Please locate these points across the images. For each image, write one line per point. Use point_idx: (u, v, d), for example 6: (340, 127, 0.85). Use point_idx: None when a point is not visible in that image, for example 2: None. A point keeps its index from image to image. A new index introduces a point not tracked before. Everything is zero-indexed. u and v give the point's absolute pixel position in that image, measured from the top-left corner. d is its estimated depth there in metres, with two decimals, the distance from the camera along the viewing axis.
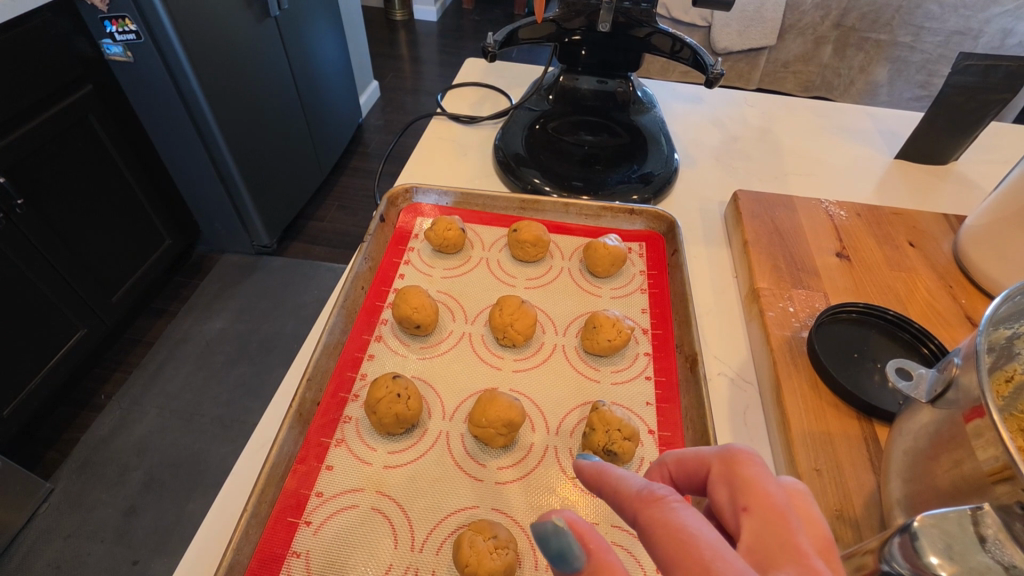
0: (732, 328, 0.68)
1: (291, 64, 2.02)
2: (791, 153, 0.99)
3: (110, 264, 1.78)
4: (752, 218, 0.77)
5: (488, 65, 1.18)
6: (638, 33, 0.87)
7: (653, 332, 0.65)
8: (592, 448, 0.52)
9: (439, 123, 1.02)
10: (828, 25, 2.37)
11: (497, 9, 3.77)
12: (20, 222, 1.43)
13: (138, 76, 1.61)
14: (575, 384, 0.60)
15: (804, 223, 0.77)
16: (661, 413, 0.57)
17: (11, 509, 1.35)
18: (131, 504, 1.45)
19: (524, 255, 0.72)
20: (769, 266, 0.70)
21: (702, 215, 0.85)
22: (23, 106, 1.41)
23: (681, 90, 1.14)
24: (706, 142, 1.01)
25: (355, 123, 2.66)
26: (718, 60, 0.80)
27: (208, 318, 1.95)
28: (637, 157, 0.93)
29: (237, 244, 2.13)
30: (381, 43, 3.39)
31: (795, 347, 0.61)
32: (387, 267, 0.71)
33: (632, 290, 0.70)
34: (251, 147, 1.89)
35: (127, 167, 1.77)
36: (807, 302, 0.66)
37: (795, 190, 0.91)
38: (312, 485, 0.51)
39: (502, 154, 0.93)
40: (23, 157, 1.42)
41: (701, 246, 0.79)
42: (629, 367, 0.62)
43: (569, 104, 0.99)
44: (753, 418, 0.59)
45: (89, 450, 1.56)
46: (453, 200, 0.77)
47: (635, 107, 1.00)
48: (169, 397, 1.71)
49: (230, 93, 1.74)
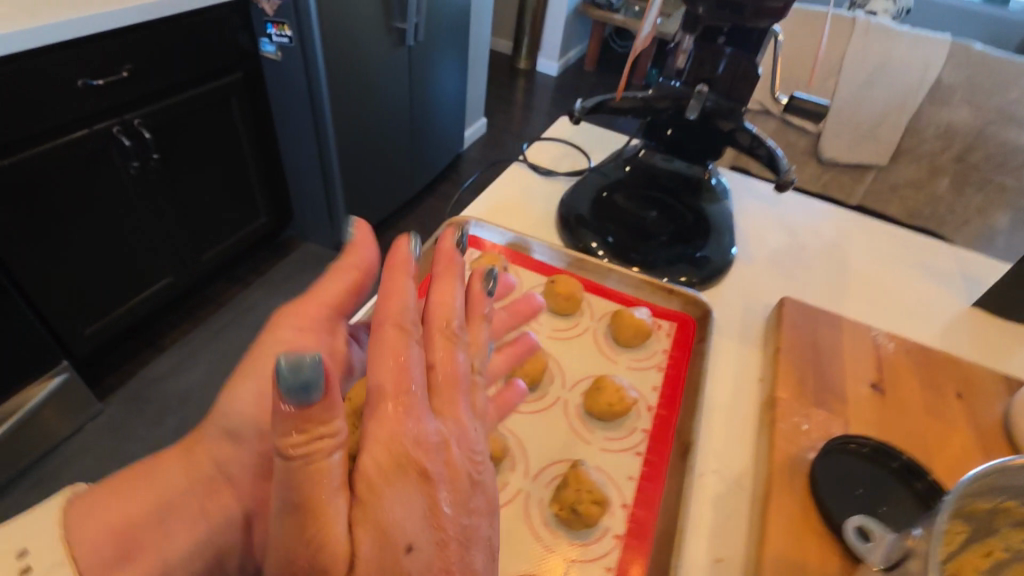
0: (739, 431, 0.66)
1: (411, 88, 2.32)
2: (857, 275, 0.96)
3: (213, 227, 2.01)
4: (791, 326, 0.75)
5: (578, 126, 1.26)
6: (723, 126, 0.93)
7: (656, 412, 0.65)
8: (560, 503, 0.53)
9: (517, 168, 1.10)
10: (949, 156, 2.21)
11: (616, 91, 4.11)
12: (150, 173, 1.68)
13: (281, 73, 1.92)
14: (565, 440, 0.62)
15: (845, 345, 0.74)
16: (640, 490, 0.57)
17: (64, 418, 1.58)
18: (160, 443, 1.65)
19: (555, 306, 0.75)
20: (793, 378, 0.68)
21: (745, 314, 0.84)
22: (180, 80, 1.68)
23: (759, 189, 1.14)
24: (771, 244, 1.00)
25: (452, 151, 2.95)
26: (793, 166, 0.82)
27: (274, 294, 2.17)
28: (694, 242, 0.94)
29: (320, 235, 2.39)
30: (498, 98, 3.83)
31: (797, 466, 0.59)
32: (428, 285, 0.76)
33: (648, 366, 0.71)
34: (355, 147, 2.14)
35: (247, 143, 2.01)
36: (824, 425, 0.63)
37: (850, 312, 0.88)
38: None
39: (566, 210, 0.98)
40: (169, 120, 1.68)
41: (733, 343, 0.79)
42: (624, 438, 0.62)
43: (642, 177, 1.03)
44: (735, 524, 0.58)
45: (143, 383, 1.80)
46: (508, 240, 0.82)
47: (706, 194, 1.02)
48: (220, 355, 1.93)
49: (338, 104, 1.96)
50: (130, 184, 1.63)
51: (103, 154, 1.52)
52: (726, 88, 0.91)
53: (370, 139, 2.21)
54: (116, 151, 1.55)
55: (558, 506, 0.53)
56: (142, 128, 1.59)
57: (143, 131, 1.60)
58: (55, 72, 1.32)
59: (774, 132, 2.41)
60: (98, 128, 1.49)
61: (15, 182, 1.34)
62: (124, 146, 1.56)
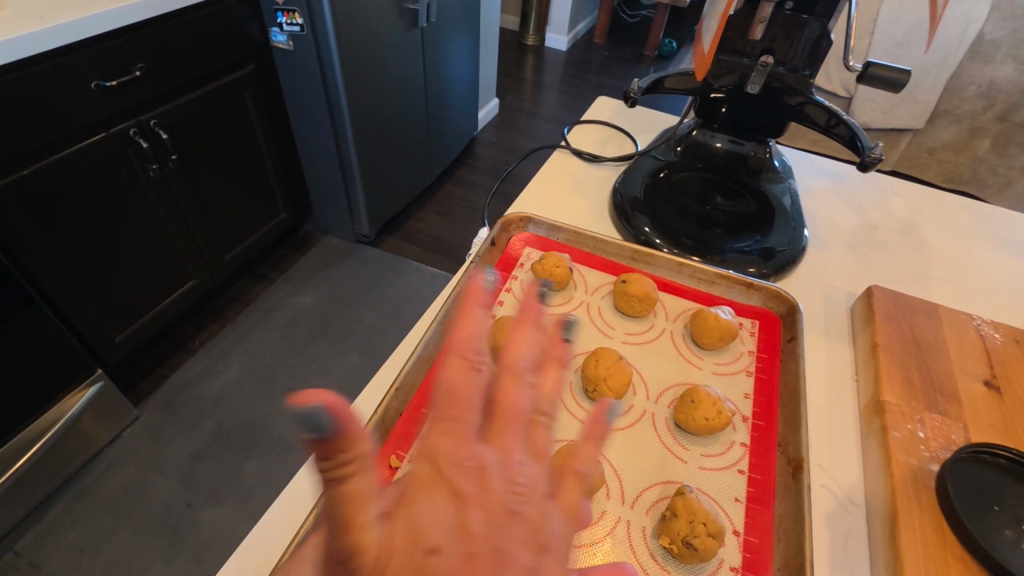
0: (843, 440, 0.62)
1: (425, 72, 2.23)
2: (938, 256, 0.89)
3: (234, 226, 1.97)
4: (886, 319, 0.69)
5: (619, 106, 1.18)
6: (790, 100, 0.83)
7: (754, 423, 0.59)
8: (670, 535, 0.48)
9: (561, 155, 1.03)
10: (990, 116, 2.06)
11: (629, 64, 3.97)
12: (169, 175, 1.63)
13: (294, 63, 1.84)
14: (658, 458, 0.57)
15: (948, 337, 0.68)
16: (750, 514, 0.52)
17: (103, 427, 1.56)
18: (198, 448, 1.64)
19: (628, 309, 0.69)
20: (899, 378, 0.63)
21: (825, 306, 0.78)
22: (194, 77, 1.62)
23: (820, 165, 1.07)
24: (841, 226, 0.93)
25: (467, 135, 2.86)
26: (878, 144, 0.75)
27: (299, 291, 2.14)
28: (760, 227, 0.87)
29: (340, 228, 2.34)
30: (507, 77, 3.72)
31: (921, 481, 0.54)
32: (488, 291, 0.71)
33: (737, 370, 0.65)
34: (373, 137, 2.07)
35: (264, 139, 1.95)
36: (942, 431, 0.58)
37: (938, 298, 0.82)
38: None
39: (619, 198, 0.92)
40: (184, 120, 1.63)
41: (820, 339, 0.73)
42: (722, 454, 0.57)
43: (698, 159, 0.96)
44: (855, 546, 0.53)
45: (176, 388, 1.78)
46: (568, 237, 0.77)
47: (767, 175, 0.94)
48: (250, 356, 1.90)
49: (354, 94, 1.89)
50: (150, 188, 1.58)
51: (121, 157, 1.48)
52: (793, 58, 0.80)
53: (386, 128, 2.13)
54: (133, 154, 1.50)
55: (668, 539, 0.48)
56: (158, 129, 1.54)
57: (159, 133, 1.55)
58: (68, 74, 1.26)
59: None
60: (115, 131, 1.44)
61: (36, 190, 1.29)
62: (141, 149, 1.51)
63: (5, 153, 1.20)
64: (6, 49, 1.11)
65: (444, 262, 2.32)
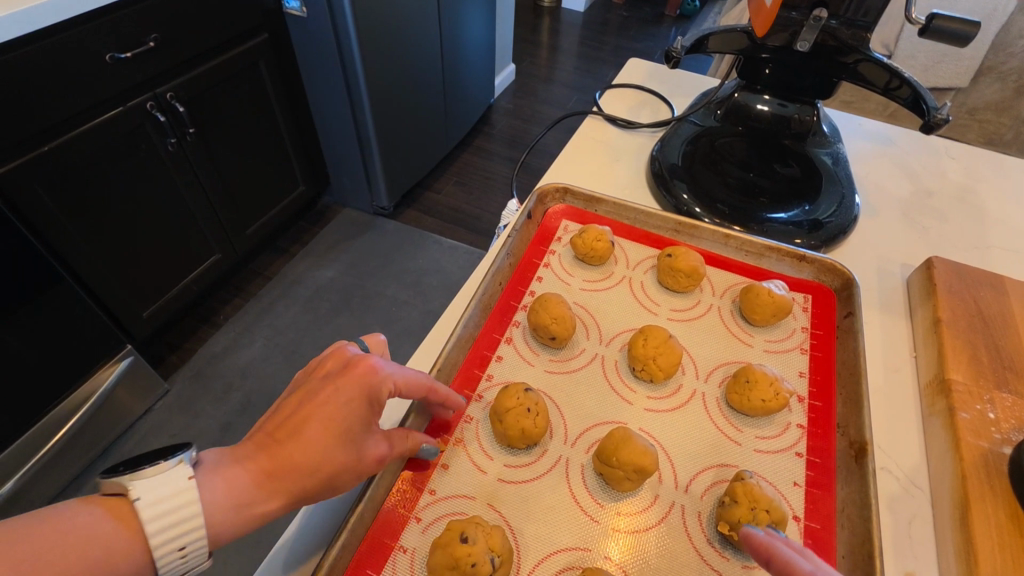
0: (905, 420, 0.59)
1: (441, 37, 2.16)
2: (999, 224, 0.84)
3: (253, 200, 1.95)
4: (950, 294, 0.65)
5: (652, 69, 1.12)
6: (846, 58, 0.77)
7: (811, 403, 0.57)
8: (728, 521, 0.46)
9: (594, 122, 0.99)
10: None
11: (649, 24, 3.82)
12: (188, 149, 1.61)
13: (309, 31, 1.78)
14: (712, 439, 0.55)
15: (1017, 312, 0.64)
16: (810, 500, 0.50)
17: (137, 399, 1.59)
18: (228, 419, 1.66)
19: (673, 284, 0.66)
20: (966, 355, 0.59)
21: (880, 278, 0.74)
22: (208, 47, 1.58)
23: (868, 128, 1.01)
24: (894, 193, 0.88)
25: (483, 103, 2.79)
26: (946, 104, 0.69)
27: (320, 265, 2.13)
28: (809, 195, 0.83)
29: (359, 201, 2.31)
30: (523, 41, 3.60)
31: (994, 465, 0.51)
32: (526, 267, 0.68)
33: (790, 347, 0.62)
34: (389, 106, 2.02)
35: (280, 111, 1.92)
36: (1013, 411, 0.55)
37: (1000, 268, 0.77)
38: (426, 482, 0.49)
39: (657, 165, 0.88)
40: (200, 92, 1.60)
41: (875, 315, 0.69)
42: (778, 436, 0.55)
43: (740, 124, 0.91)
44: (921, 532, 0.51)
45: (204, 362, 1.80)
46: (605, 207, 0.73)
47: (814, 139, 0.89)
48: (275, 330, 1.91)
49: (371, 61, 1.83)
50: (170, 163, 1.57)
51: (140, 131, 1.46)
52: (848, 11, 0.72)
53: (402, 97, 2.07)
54: (151, 128, 1.48)
55: (727, 525, 0.47)
56: (175, 102, 1.51)
57: (176, 106, 1.52)
58: (82, 46, 1.23)
59: None
60: (133, 105, 1.41)
61: (58, 166, 1.28)
62: (159, 122, 1.49)
63: (25, 129, 1.19)
64: (20, 22, 1.08)
65: (464, 234, 2.28)
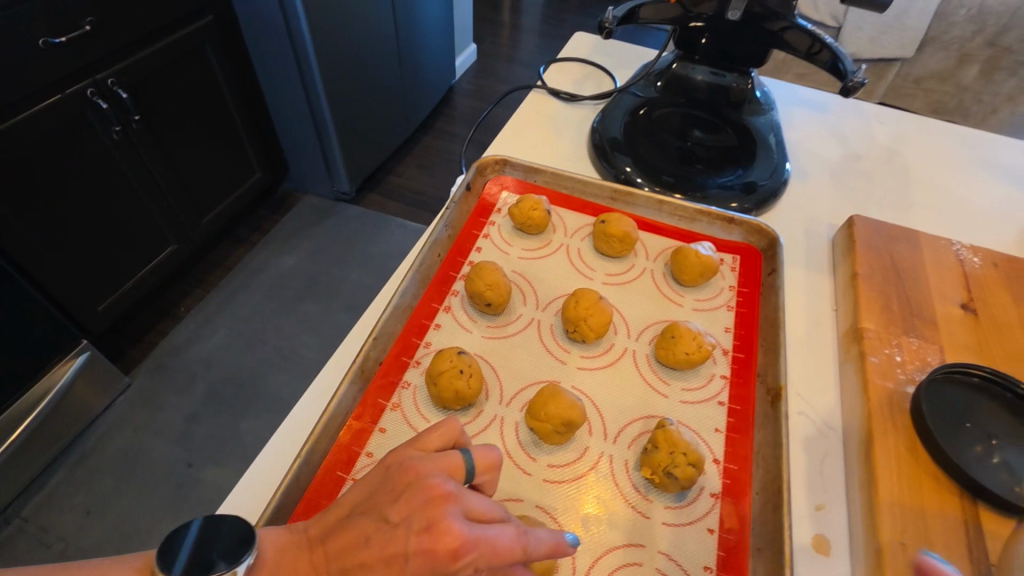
0: (823, 367, 0.62)
1: (396, 16, 2.12)
2: (922, 183, 0.88)
3: (208, 188, 1.90)
4: (867, 249, 0.69)
5: (597, 42, 1.13)
6: (772, 26, 0.79)
7: (734, 355, 0.60)
8: (651, 466, 0.49)
9: (538, 96, 1.00)
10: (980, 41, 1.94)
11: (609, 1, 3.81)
12: (135, 136, 1.56)
13: (256, 11, 1.74)
14: (641, 393, 0.57)
15: (928, 263, 0.68)
16: (730, 443, 0.53)
17: (96, 394, 1.56)
18: (193, 411, 1.64)
19: (608, 249, 0.68)
20: (878, 305, 0.63)
21: (806, 237, 0.78)
22: (150, 29, 1.52)
23: (803, 95, 1.04)
24: (824, 158, 0.91)
25: (444, 84, 2.76)
26: (861, 68, 0.72)
27: (282, 253, 2.10)
28: (742, 161, 0.85)
29: (320, 186, 2.28)
30: (483, 20, 3.56)
31: (896, 402, 0.55)
32: (466, 238, 0.69)
33: (718, 305, 0.65)
34: (345, 88, 1.99)
35: (231, 96, 1.87)
36: (918, 354, 0.59)
37: (920, 226, 0.81)
38: (364, 444, 0.51)
39: (598, 137, 0.89)
40: (144, 77, 1.54)
41: (800, 272, 0.73)
42: (702, 387, 0.58)
43: (678, 94, 0.93)
44: (832, 468, 0.55)
45: (165, 354, 1.77)
46: (543, 177, 0.74)
47: (750, 107, 0.92)
48: (237, 320, 1.88)
49: (323, 42, 1.79)
50: (116, 152, 1.52)
51: (81, 119, 1.40)
52: None
53: (358, 78, 2.04)
54: (94, 116, 1.43)
55: (649, 470, 0.49)
56: (117, 88, 1.46)
57: (119, 92, 1.47)
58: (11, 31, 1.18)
59: None
60: (71, 92, 1.36)
61: None
62: (102, 110, 1.44)
63: None
64: None
65: (428, 217, 2.28)
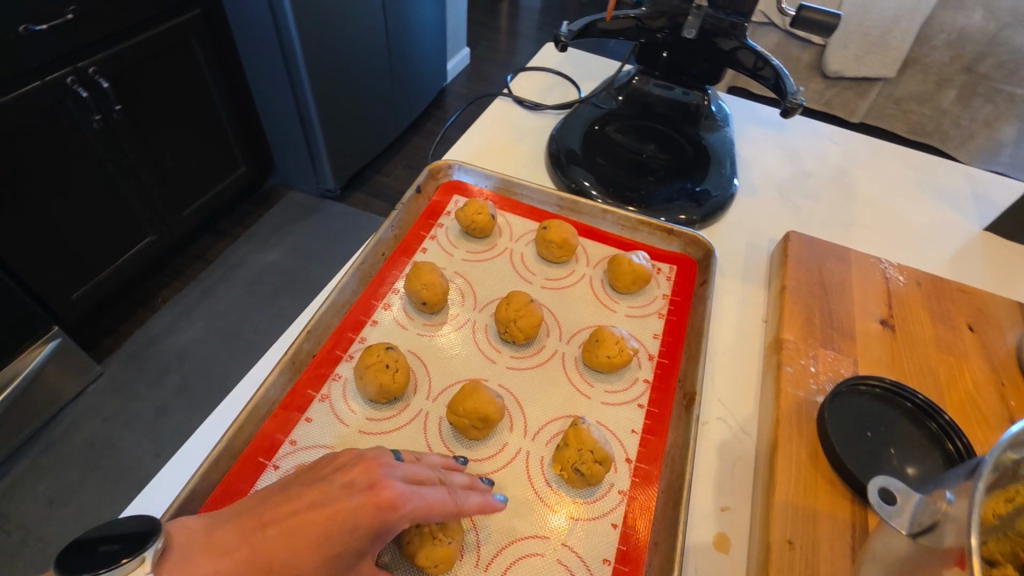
0: (746, 375, 0.65)
1: (386, 18, 2.15)
2: (866, 204, 0.91)
3: (190, 180, 1.92)
4: (798, 264, 0.71)
5: (567, 53, 1.16)
6: (723, 44, 0.82)
7: (659, 361, 0.62)
8: (562, 462, 0.52)
9: (503, 104, 1.02)
10: (957, 66, 1.99)
11: None
12: (115, 126, 1.58)
13: (244, 8, 1.76)
14: (565, 393, 0.59)
15: (854, 279, 0.70)
16: (644, 444, 0.56)
17: (67, 381, 1.57)
18: (164, 402, 1.65)
19: (548, 254, 0.70)
20: (800, 317, 0.65)
21: (747, 251, 0.81)
22: (134, 21, 1.54)
23: (762, 113, 1.07)
24: (775, 175, 0.94)
25: (435, 86, 2.79)
26: (800, 89, 0.75)
27: (264, 248, 2.11)
28: (693, 175, 0.88)
29: (305, 183, 2.30)
30: (479, 25, 3.59)
31: (804, 410, 0.57)
32: (412, 238, 0.72)
33: (649, 312, 0.67)
34: (332, 87, 2.01)
35: (216, 90, 1.88)
36: (832, 365, 0.61)
37: (857, 244, 0.84)
38: (288, 433, 0.53)
39: (555, 146, 0.92)
40: (127, 68, 1.56)
41: (736, 284, 0.75)
42: (625, 390, 0.60)
43: (637, 107, 0.95)
44: (742, 471, 0.57)
45: (140, 345, 1.78)
46: (492, 182, 0.77)
47: (706, 122, 0.94)
48: (214, 313, 1.89)
49: (309, 41, 1.82)
50: (96, 141, 1.53)
51: (61, 107, 1.42)
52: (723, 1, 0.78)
53: (345, 78, 2.06)
54: (74, 104, 1.45)
55: (560, 466, 0.52)
56: (99, 78, 1.47)
57: (100, 82, 1.49)
58: None
59: (776, 49, 2.13)
60: (52, 80, 1.38)
61: None
62: (82, 99, 1.46)
63: None
64: None
65: None
